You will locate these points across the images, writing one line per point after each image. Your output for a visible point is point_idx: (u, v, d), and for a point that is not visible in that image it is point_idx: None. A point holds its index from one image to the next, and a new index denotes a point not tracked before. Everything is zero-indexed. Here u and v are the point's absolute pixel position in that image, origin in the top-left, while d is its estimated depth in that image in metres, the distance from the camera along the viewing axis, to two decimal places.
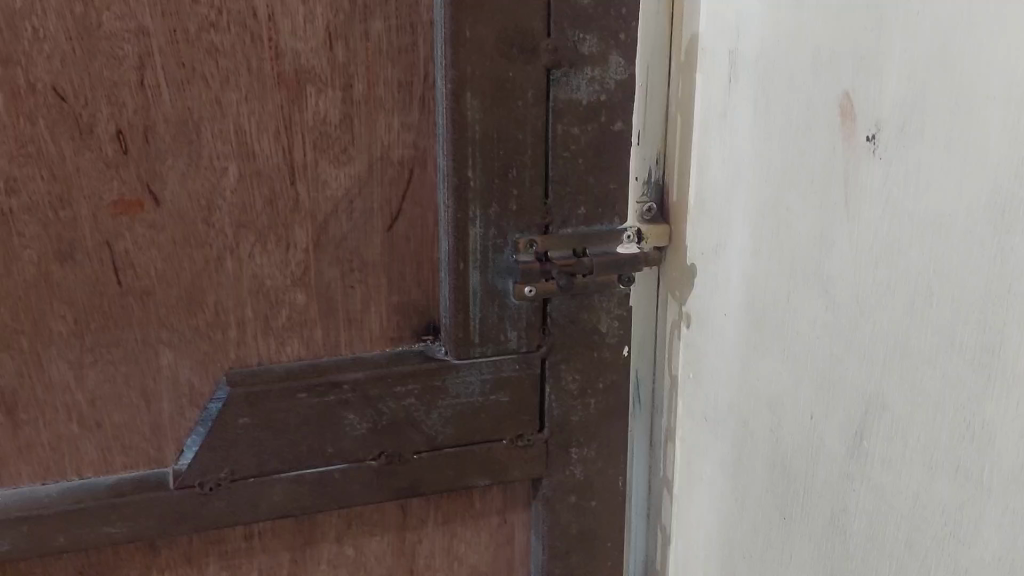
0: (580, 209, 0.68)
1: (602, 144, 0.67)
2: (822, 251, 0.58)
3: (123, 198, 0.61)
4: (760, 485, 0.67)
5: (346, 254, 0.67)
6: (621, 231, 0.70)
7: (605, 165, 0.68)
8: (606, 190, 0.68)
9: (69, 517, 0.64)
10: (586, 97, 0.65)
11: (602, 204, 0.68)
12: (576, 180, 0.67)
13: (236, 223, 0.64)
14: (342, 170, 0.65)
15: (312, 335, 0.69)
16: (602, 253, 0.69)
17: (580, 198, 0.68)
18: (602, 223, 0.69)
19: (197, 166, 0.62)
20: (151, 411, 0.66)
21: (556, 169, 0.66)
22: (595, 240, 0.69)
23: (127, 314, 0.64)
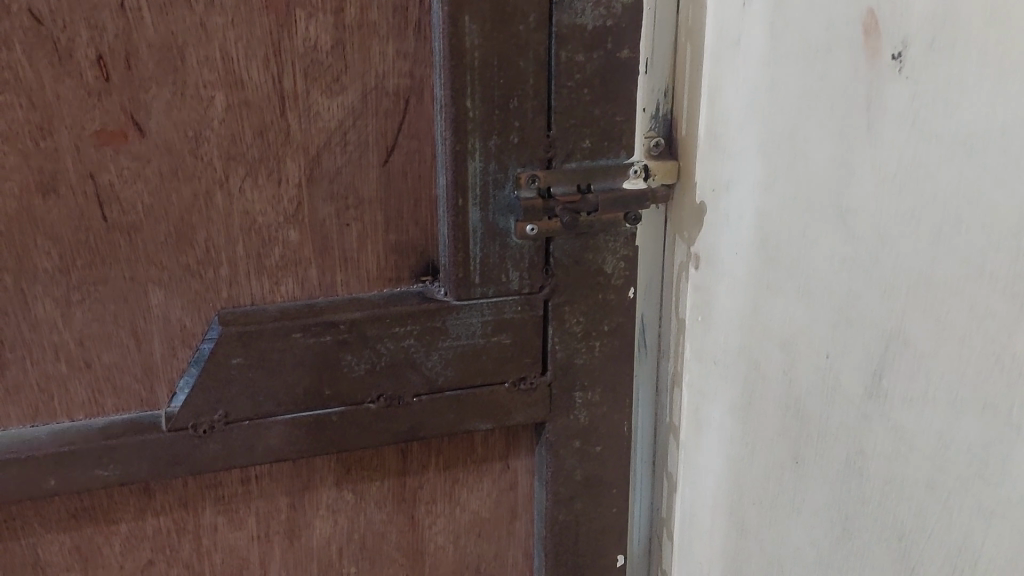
0: (585, 142, 0.65)
1: (608, 73, 0.64)
2: (841, 180, 0.55)
3: (106, 128, 0.58)
4: (772, 428, 0.65)
5: (340, 190, 0.65)
6: (627, 166, 0.67)
7: (611, 96, 0.64)
8: (612, 122, 0.65)
9: (60, 458, 0.62)
10: (590, 22, 0.62)
11: (608, 137, 0.65)
12: (581, 111, 0.64)
13: (225, 156, 0.61)
14: (336, 100, 0.62)
15: (307, 275, 0.66)
16: (608, 189, 0.66)
17: (585, 130, 0.65)
18: (609, 158, 0.66)
19: (183, 95, 0.59)
20: (142, 352, 0.64)
21: (560, 100, 0.63)
22: (601, 175, 0.66)
23: (115, 250, 0.61)
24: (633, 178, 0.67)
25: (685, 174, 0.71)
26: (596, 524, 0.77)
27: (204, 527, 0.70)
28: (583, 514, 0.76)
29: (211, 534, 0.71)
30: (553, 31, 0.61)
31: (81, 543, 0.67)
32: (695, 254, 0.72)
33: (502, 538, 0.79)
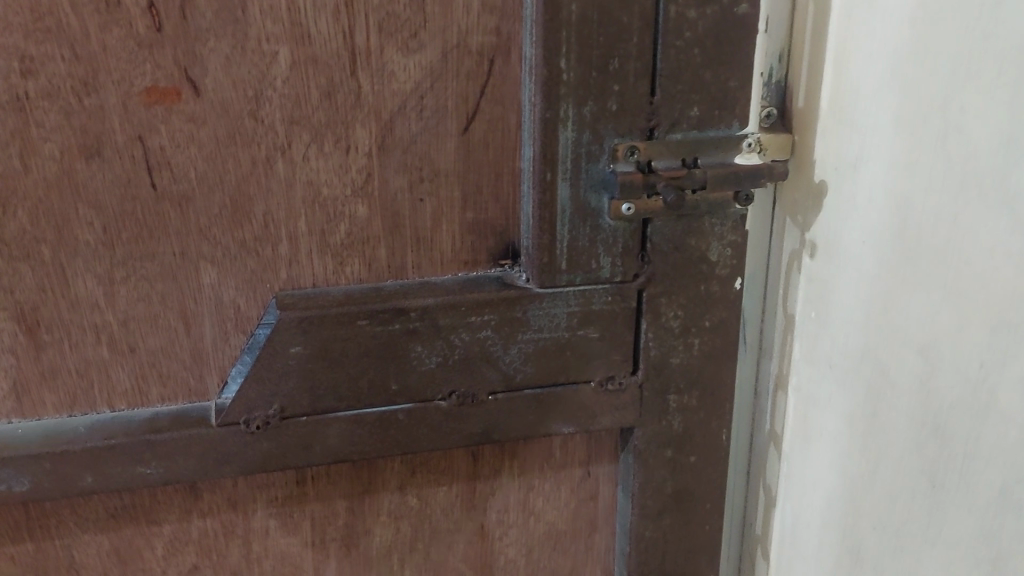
0: (692, 111, 0.57)
1: (723, 31, 0.56)
2: (1006, 161, 0.47)
3: (157, 85, 0.52)
4: (904, 445, 0.57)
5: (414, 160, 0.57)
6: (739, 139, 0.58)
7: (725, 57, 0.56)
8: (725, 88, 0.57)
9: (98, 452, 0.56)
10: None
11: (719, 105, 0.57)
12: (690, 75, 0.56)
13: (288, 119, 0.55)
14: (412, 58, 0.55)
15: (375, 255, 0.59)
16: (719, 165, 0.58)
17: (693, 96, 0.57)
18: (720, 128, 0.58)
19: (242, 49, 0.52)
20: (191, 337, 0.58)
21: (667, 61, 0.55)
22: (709, 148, 0.58)
23: (164, 223, 0.55)
24: (746, 152, 0.59)
25: (803, 150, 0.63)
26: (686, 541, 0.69)
27: (255, 531, 0.64)
28: (672, 531, 0.68)
29: (263, 538, 0.64)
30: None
31: (122, 544, 0.62)
32: (809, 242, 0.64)
33: (580, 553, 0.72)
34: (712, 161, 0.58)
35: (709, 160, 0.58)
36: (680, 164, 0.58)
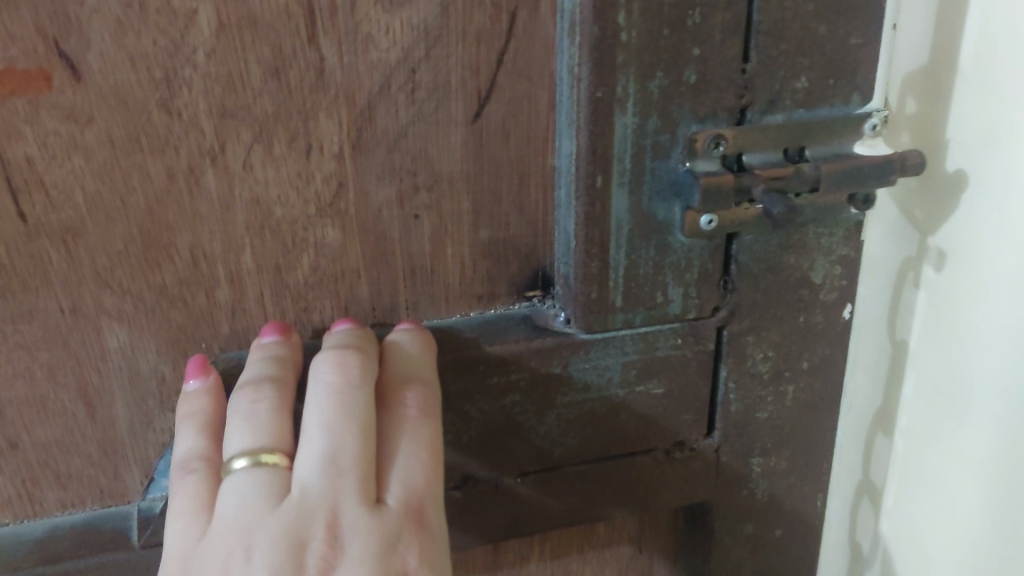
0: (800, 81, 0.40)
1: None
2: None
3: (13, 66, 0.34)
4: None
5: (406, 162, 0.40)
6: (860, 118, 0.42)
7: (847, 3, 0.39)
8: (845, 48, 0.40)
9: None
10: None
11: (835, 72, 0.41)
12: (795, 31, 0.39)
13: (218, 111, 0.37)
14: (399, 16, 0.38)
15: (354, 295, 0.42)
16: (832, 156, 0.41)
17: (799, 61, 0.40)
18: (834, 104, 0.41)
19: (142, 8, 0.35)
20: (97, 421, 0.41)
21: (766, 10, 0.38)
22: (821, 133, 0.41)
23: (42, 268, 0.38)
24: (868, 138, 0.42)
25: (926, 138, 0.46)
26: None
27: None
28: None
29: None
30: None
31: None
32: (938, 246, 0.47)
33: None
34: (822, 152, 0.41)
35: (818, 151, 0.41)
36: (780, 157, 0.41)
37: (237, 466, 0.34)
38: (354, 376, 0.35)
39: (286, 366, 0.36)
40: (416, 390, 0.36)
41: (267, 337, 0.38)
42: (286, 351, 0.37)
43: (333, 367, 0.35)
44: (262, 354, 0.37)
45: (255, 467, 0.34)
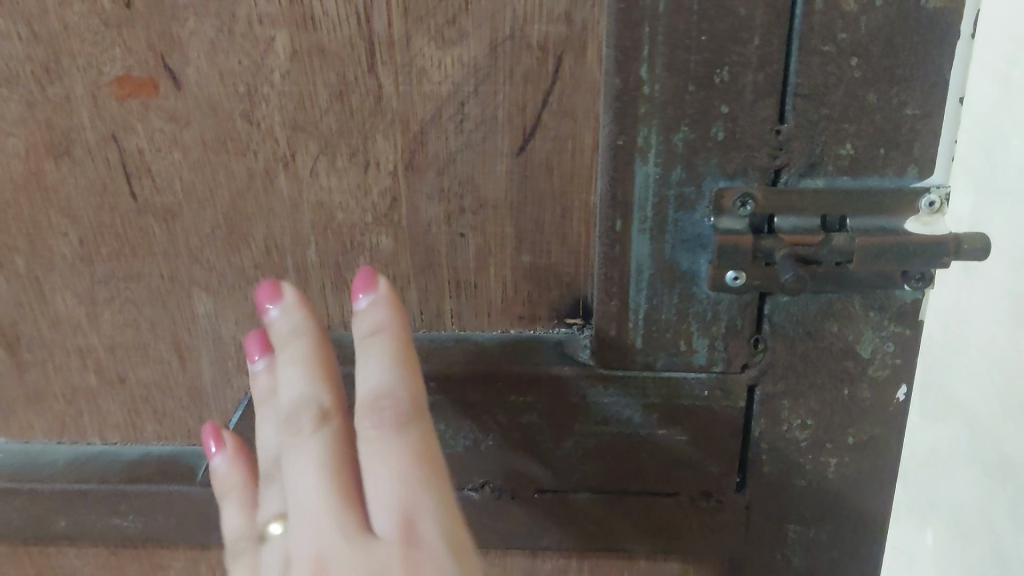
0: (844, 147, 0.38)
1: (903, 30, 0.36)
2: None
3: (130, 74, 0.42)
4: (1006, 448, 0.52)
5: (454, 184, 0.44)
6: (916, 192, 0.39)
7: (905, 72, 0.37)
8: (901, 120, 0.38)
9: (71, 498, 0.49)
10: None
11: (885, 141, 0.38)
12: (840, 97, 0.37)
13: (290, 124, 0.43)
14: (450, 53, 0.41)
15: (404, 297, 0.46)
16: (876, 229, 0.39)
17: (845, 128, 0.38)
18: (885, 174, 0.39)
19: (231, 33, 0.41)
20: (187, 372, 0.49)
21: (802, 74, 0.37)
22: (868, 204, 0.39)
23: (148, 240, 0.46)
24: (925, 215, 0.39)
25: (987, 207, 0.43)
26: None
27: None
28: None
29: None
30: None
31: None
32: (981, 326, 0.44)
33: None
34: (865, 225, 0.39)
35: (861, 224, 0.39)
36: (818, 225, 0.39)
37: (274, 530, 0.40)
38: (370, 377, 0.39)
39: (296, 363, 0.41)
40: (386, 339, 0.39)
41: (280, 304, 0.42)
42: (302, 330, 0.41)
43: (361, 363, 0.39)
44: (283, 337, 0.41)
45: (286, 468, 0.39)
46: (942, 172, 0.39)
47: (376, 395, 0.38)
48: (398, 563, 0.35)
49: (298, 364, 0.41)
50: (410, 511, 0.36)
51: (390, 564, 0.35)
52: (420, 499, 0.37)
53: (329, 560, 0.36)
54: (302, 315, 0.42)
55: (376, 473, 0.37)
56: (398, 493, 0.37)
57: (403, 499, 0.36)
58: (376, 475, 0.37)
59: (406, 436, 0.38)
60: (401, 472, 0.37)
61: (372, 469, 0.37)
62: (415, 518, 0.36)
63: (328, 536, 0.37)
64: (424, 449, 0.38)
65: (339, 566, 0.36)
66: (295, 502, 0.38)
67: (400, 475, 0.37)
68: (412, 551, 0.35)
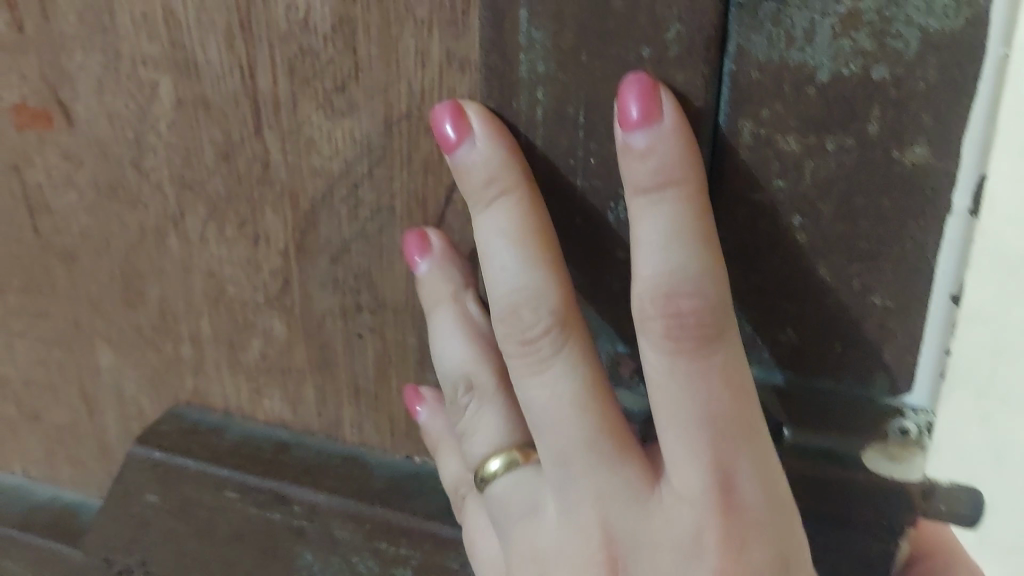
0: (783, 333, 0.27)
1: (866, 189, 0.24)
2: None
3: (25, 103, 0.38)
4: None
5: (348, 277, 0.36)
6: (884, 412, 0.27)
7: (869, 247, 0.25)
8: (863, 312, 0.26)
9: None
10: (849, 65, 0.23)
11: (842, 335, 0.26)
12: (776, 266, 0.26)
13: (179, 181, 0.37)
14: (340, 125, 0.33)
15: (301, 394, 0.40)
16: (819, 456, 0.28)
17: (783, 307, 0.26)
18: (841, 379, 0.27)
19: (115, 71, 0.36)
20: (94, 422, 0.45)
21: (723, 225, 0.26)
22: (811, 415, 0.27)
23: (53, 279, 0.42)
24: (892, 447, 0.27)
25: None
26: None
27: None
28: None
29: None
30: (729, 65, 0.24)
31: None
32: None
33: None
34: (806, 444, 0.28)
35: (801, 441, 0.28)
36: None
37: (494, 466, 0.32)
38: (650, 262, 0.25)
39: (500, 235, 0.27)
40: (682, 194, 0.24)
41: (473, 140, 0.27)
42: (511, 179, 0.27)
43: (644, 224, 0.25)
44: (483, 184, 0.27)
45: (528, 404, 0.28)
46: (925, 393, 0.27)
47: (515, 308, 0.28)
48: (715, 562, 0.28)
49: (502, 239, 0.27)
50: (731, 475, 0.27)
51: (700, 524, 0.28)
52: (733, 450, 0.27)
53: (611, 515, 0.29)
54: (515, 177, 0.27)
55: (656, 256, 0.25)
56: (708, 453, 0.27)
57: (727, 461, 0.27)
58: (563, 417, 0.28)
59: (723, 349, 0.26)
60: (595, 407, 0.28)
61: (677, 291, 0.25)
62: (737, 479, 0.27)
63: (605, 497, 0.28)
64: (741, 376, 0.26)
65: (638, 539, 0.29)
66: (558, 447, 0.28)
67: (592, 408, 0.28)
68: (734, 515, 0.28)
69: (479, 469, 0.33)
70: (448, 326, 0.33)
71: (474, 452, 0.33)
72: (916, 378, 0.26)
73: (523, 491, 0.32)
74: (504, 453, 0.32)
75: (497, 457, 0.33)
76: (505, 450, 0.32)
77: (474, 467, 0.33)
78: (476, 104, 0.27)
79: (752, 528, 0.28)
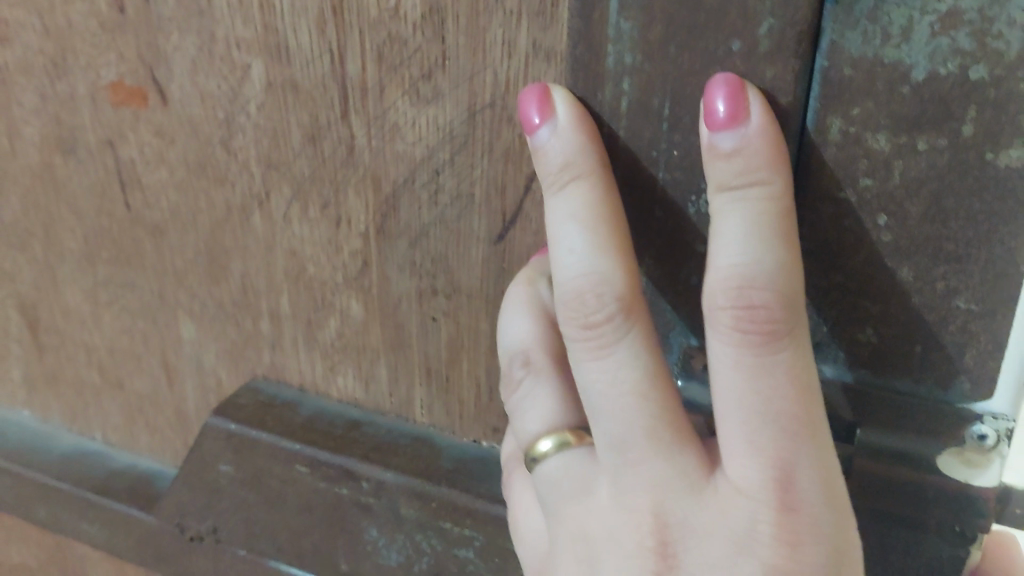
0: (862, 331, 0.26)
1: (956, 191, 0.24)
2: None
3: (123, 82, 0.40)
4: None
5: (424, 262, 0.37)
6: (961, 418, 0.26)
7: (957, 249, 0.24)
8: (946, 314, 0.25)
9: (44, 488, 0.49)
10: (945, 63, 0.23)
11: (922, 336, 0.26)
12: (857, 264, 0.26)
13: (265, 162, 0.38)
14: (425, 112, 0.34)
15: (373, 374, 0.40)
16: (890, 458, 0.27)
17: (863, 306, 0.26)
18: (920, 381, 0.26)
19: (210, 54, 0.37)
20: (174, 392, 0.47)
21: (805, 220, 0.26)
22: (885, 417, 0.27)
23: (140, 253, 0.44)
24: (967, 452, 0.26)
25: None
26: None
27: None
28: None
29: None
30: (821, 61, 0.24)
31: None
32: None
33: None
34: (878, 444, 0.27)
35: (873, 441, 0.27)
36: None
37: (544, 446, 0.29)
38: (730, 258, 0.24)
39: (570, 215, 0.27)
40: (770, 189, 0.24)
41: (554, 121, 0.27)
42: (586, 163, 0.27)
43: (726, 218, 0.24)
44: (557, 165, 0.27)
45: (584, 389, 0.27)
46: (1007, 398, 0.26)
47: (580, 290, 0.26)
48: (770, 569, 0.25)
49: (573, 219, 0.27)
50: (791, 469, 0.25)
51: (757, 525, 0.25)
52: (799, 445, 0.25)
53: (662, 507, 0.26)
54: (591, 161, 0.27)
55: (735, 249, 0.24)
56: (771, 446, 0.25)
57: (785, 454, 0.25)
58: (619, 404, 0.26)
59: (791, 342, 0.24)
60: (653, 394, 0.26)
61: (748, 280, 0.24)
62: (797, 475, 0.25)
63: (657, 486, 0.26)
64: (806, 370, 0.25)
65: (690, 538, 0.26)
66: (611, 433, 0.27)
67: (650, 395, 0.26)
68: (791, 515, 0.25)
69: (530, 448, 0.29)
70: (520, 304, 0.30)
71: (526, 429, 0.30)
72: (999, 382, 0.25)
73: (571, 476, 0.28)
74: (556, 434, 0.29)
75: (548, 437, 0.29)
76: (558, 430, 0.29)
77: (525, 446, 0.30)
78: (563, 92, 0.27)
79: (810, 529, 0.25)
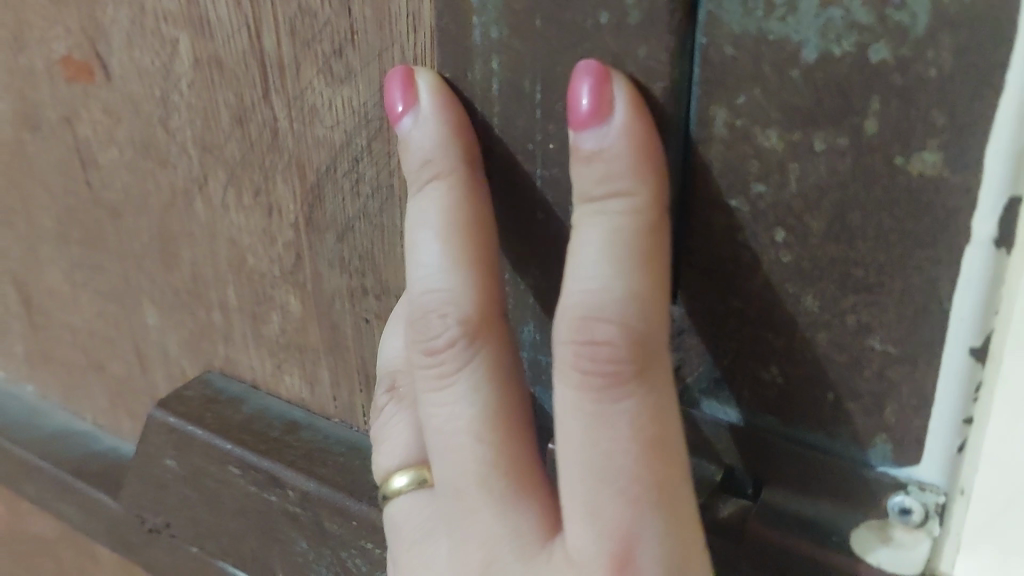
0: (768, 370, 0.22)
1: (862, 205, 0.19)
2: None
3: (71, 56, 0.38)
4: None
5: (354, 258, 0.34)
6: (880, 482, 0.22)
7: (868, 276, 0.20)
8: (859, 356, 0.20)
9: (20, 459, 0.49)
10: (840, 41, 0.18)
11: (835, 381, 0.21)
12: (756, 287, 0.21)
13: (201, 143, 0.36)
14: (340, 93, 0.30)
15: (317, 374, 0.38)
16: (797, 527, 0.23)
17: (766, 338, 0.22)
18: (834, 436, 0.22)
19: (141, 27, 0.34)
20: (146, 378, 0.45)
21: (695, 235, 0.22)
22: (793, 474, 0.23)
23: (103, 234, 0.42)
24: (892, 526, 0.22)
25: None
26: None
27: None
28: None
29: None
30: (700, 39, 0.19)
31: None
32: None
33: None
34: (785, 508, 0.23)
35: (779, 504, 0.23)
36: (717, 479, 0.24)
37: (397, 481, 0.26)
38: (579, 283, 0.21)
39: (425, 223, 0.23)
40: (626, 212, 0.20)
41: (416, 108, 0.23)
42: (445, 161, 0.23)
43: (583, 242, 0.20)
44: (416, 163, 0.23)
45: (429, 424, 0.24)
46: (937, 467, 0.21)
47: (427, 310, 0.24)
48: None
49: (428, 228, 0.23)
50: (629, 544, 0.22)
51: None
52: (645, 518, 0.21)
53: (491, 568, 0.24)
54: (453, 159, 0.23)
55: (586, 279, 0.21)
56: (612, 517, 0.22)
57: (628, 526, 0.21)
58: (456, 444, 0.24)
59: (640, 390, 0.21)
60: (492, 438, 0.24)
61: (593, 313, 0.21)
62: (636, 553, 0.22)
63: (490, 542, 0.24)
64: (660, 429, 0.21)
65: None
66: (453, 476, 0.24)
67: (488, 438, 0.23)
68: None
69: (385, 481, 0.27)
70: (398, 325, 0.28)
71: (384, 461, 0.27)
72: (924, 448, 0.21)
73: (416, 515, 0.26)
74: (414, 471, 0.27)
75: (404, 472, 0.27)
76: (416, 465, 0.27)
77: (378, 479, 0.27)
78: (428, 73, 0.23)
79: None
